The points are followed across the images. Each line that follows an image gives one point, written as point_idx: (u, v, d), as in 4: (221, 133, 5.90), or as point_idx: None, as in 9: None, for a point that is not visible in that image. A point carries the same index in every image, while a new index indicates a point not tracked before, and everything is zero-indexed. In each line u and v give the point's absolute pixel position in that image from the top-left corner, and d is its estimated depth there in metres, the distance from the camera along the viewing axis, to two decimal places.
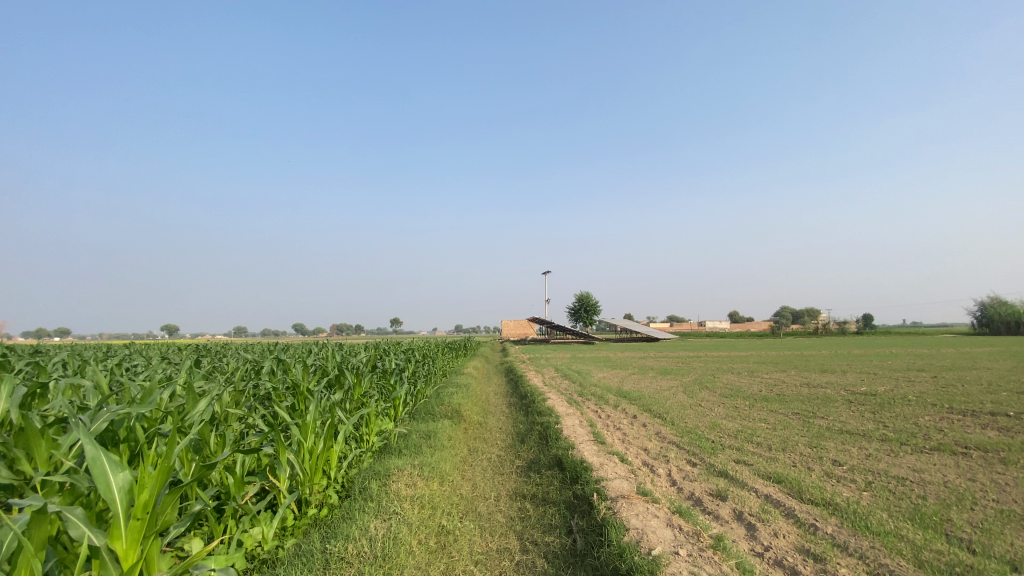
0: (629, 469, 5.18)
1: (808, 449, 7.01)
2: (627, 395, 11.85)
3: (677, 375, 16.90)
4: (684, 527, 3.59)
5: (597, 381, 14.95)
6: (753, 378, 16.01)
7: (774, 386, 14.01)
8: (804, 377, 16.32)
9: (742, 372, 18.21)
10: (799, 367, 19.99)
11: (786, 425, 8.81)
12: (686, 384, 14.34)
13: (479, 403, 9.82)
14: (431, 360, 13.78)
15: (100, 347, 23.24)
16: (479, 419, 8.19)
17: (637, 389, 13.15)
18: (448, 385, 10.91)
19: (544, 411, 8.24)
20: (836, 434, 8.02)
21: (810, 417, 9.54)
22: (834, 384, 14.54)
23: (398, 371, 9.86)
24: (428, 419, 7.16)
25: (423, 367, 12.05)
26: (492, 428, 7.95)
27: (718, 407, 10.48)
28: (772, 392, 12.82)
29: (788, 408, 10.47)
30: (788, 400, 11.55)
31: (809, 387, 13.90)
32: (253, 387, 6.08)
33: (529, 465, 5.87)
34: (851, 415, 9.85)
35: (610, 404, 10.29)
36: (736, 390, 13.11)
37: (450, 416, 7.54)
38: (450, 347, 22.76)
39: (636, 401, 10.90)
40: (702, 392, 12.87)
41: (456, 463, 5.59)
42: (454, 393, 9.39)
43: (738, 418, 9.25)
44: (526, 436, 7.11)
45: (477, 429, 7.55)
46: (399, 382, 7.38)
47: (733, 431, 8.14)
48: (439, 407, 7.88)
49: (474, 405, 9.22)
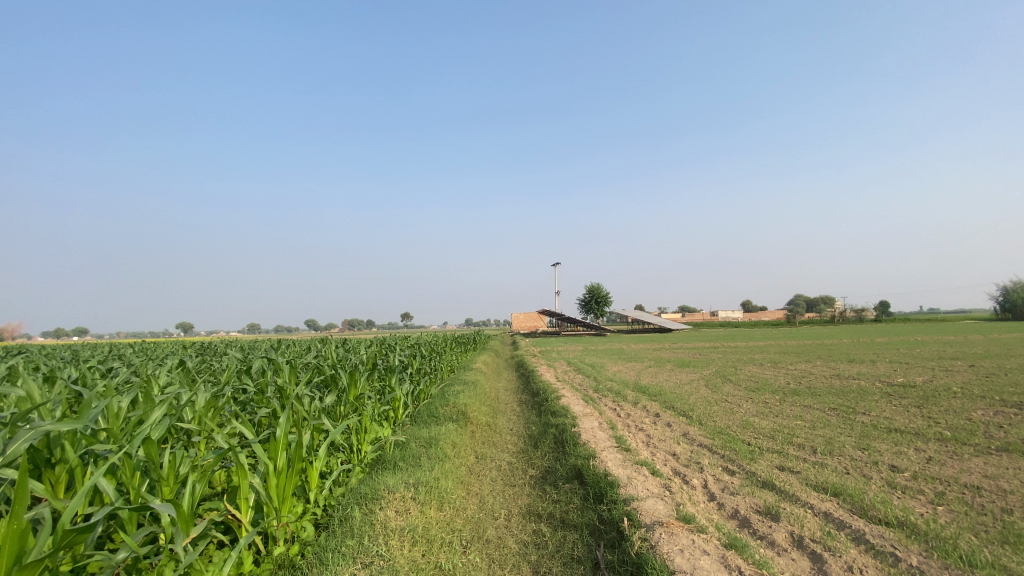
0: (662, 484, 4.44)
1: (858, 453, 6.22)
2: (646, 391, 11.08)
3: (697, 368, 16.05)
4: (743, 568, 2.85)
5: (613, 375, 14.19)
6: (778, 370, 15.12)
7: (803, 379, 13.11)
8: (833, 368, 15.37)
9: (764, 363, 17.31)
10: (824, 357, 18.99)
11: (826, 423, 7.99)
12: (708, 378, 13.51)
13: (488, 402, 9.13)
14: (437, 355, 13.11)
15: (105, 346, 22.99)
16: (487, 420, 7.50)
17: (656, 384, 12.39)
18: (455, 383, 10.25)
19: (559, 410, 7.51)
20: (885, 434, 7.19)
21: (849, 414, 8.71)
22: (867, 375, 13.65)
23: (400, 367, 9.19)
24: (431, 423, 6.47)
25: (428, 364, 11.39)
26: (502, 430, 7.27)
27: (746, 402, 9.69)
28: (802, 385, 11.98)
29: (823, 403, 9.63)
30: (822, 394, 10.69)
31: (841, 379, 13.03)
32: (233, 391, 5.45)
33: (543, 476, 5.17)
34: (895, 410, 8.98)
35: (630, 401, 9.53)
36: (763, 384, 12.26)
37: (455, 418, 6.86)
38: (459, 342, 22.16)
39: (657, 397, 10.13)
40: (726, 386, 12.07)
41: (460, 476, 4.90)
42: (461, 392, 8.72)
43: (772, 416, 8.43)
44: (540, 440, 6.39)
45: (486, 432, 6.87)
46: (398, 381, 6.72)
47: (768, 431, 7.38)
48: (443, 408, 7.20)
49: (482, 405, 8.55)
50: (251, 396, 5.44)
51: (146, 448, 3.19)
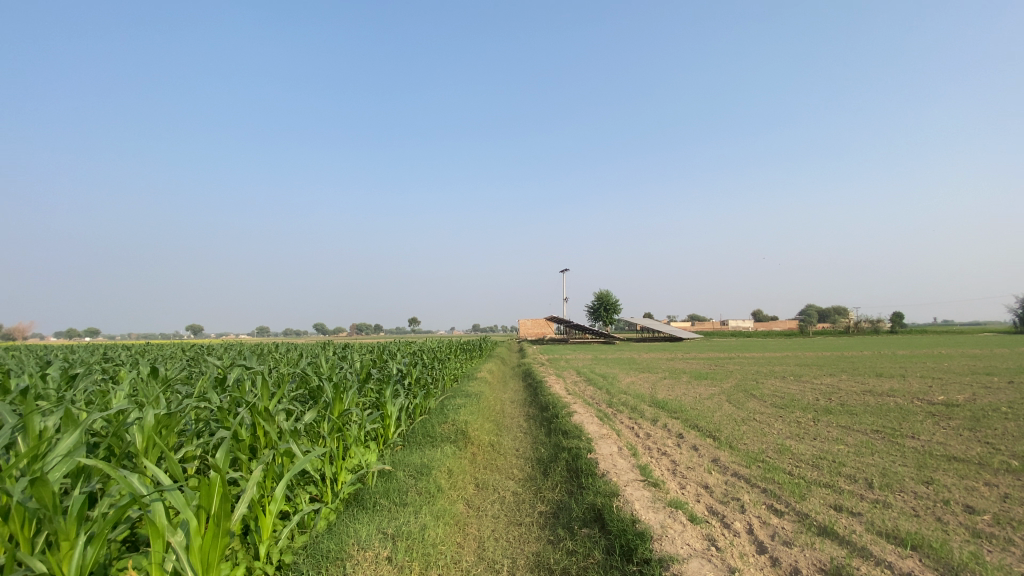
0: (704, 533, 3.61)
1: (921, 488, 5.34)
2: (664, 406, 10.19)
3: (715, 381, 15.10)
4: None
5: (626, 387, 13.29)
6: (802, 384, 14.14)
7: (833, 395, 12.15)
8: (862, 383, 14.37)
9: (786, 376, 16.34)
10: (850, 371, 17.92)
11: (873, 449, 7.06)
12: (729, 392, 12.57)
13: (491, 417, 8.31)
14: (439, 363, 12.32)
15: (102, 348, 22.50)
16: (490, 439, 6.69)
17: (674, 398, 11.49)
18: (457, 395, 9.43)
19: (572, 430, 6.65)
20: (945, 463, 6.28)
21: (895, 437, 7.79)
22: (902, 391, 12.63)
23: (396, 378, 8.39)
24: (425, 444, 5.67)
25: (428, 373, 10.60)
26: (507, 451, 6.45)
27: (777, 422, 8.79)
28: (833, 402, 11.04)
29: (862, 424, 8.69)
30: (858, 413, 9.74)
31: (874, 395, 12.06)
32: (194, 408, 4.69)
33: (555, 514, 4.35)
34: (946, 434, 8.04)
35: (648, 419, 8.66)
36: (790, 400, 11.32)
37: (454, 439, 6.02)
38: (464, 349, 21.31)
39: (677, 414, 9.25)
40: (750, 401, 11.15)
41: (455, 516, 4.08)
42: (462, 406, 7.90)
43: (810, 440, 7.51)
44: (551, 467, 5.54)
45: (488, 455, 6.06)
46: (391, 395, 5.92)
47: (809, 457, 6.50)
48: (440, 426, 6.37)
49: (485, 421, 7.73)
50: (215, 415, 4.65)
51: (35, 490, 2.38)
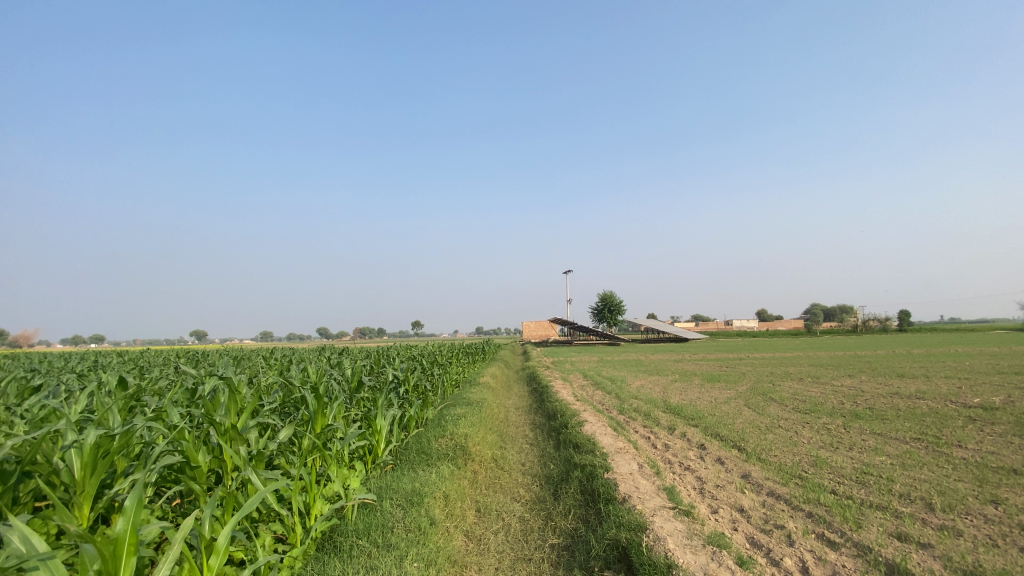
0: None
1: (989, 510, 4.66)
2: (680, 413, 9.50)
3: (730, 383, 14.35)
4: None
5: (637, 391, 12.63)
6: (822, 386, 13.40)
7: (857, 398, 11.42)
8: (885, 384, 13.62)
9: (802, 378, 15.58)
10: (870, 371, 17.14)
11: (919, 461, 6.38)
12: (746, 396, 11.86)
13: (494, 427, 7.64)
14: (439, 367, 11.66)
15: (93, 354, 21.95)
16: (493, 454, 6.00)
17: (689, 403, 10.81)
18: (457, 403, 8.76)
19: (584, 443, 5.95)
20: (1006, 478, 5.59)
21: (940, 446, 7.09)
22: (932, 393, 11.88)
23: (390, 385, 7.73)
24: (418, 463, 5.00)
25: (426, 379, 9.94)
26: (512, 467, 5.75)
27: (805, 429, 8.11)
28: (861, 406, 10.30)
29: (899, 432, 7.99)
30: (890, 419, 9.03)
31: (903, 398, 11.31)
32: (151, 427, 4.06)
33: (570, 549, 3.67)
34: (993, 441, 7.34)
35: (665, 428, 7.99)
36: (813, 404, 10.61)
37: (452, 455, 5.34)
38: (466, 352, 20.64)
39: (695, 422, 8.59)
40: (771, 406, 10.46)
41: (452, 558, 3.39)
42: (462, 416, 7.23)
43: (846, 451, 6.81)
44: (562, 489, 4.84)
45: (491, 473, 5.39)
46: (381, 406, 5.28)
47: (851, 472, 5.83)
48: (437, 440, 5.69)
49: (488, 432, 7.06)
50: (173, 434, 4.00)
51: None
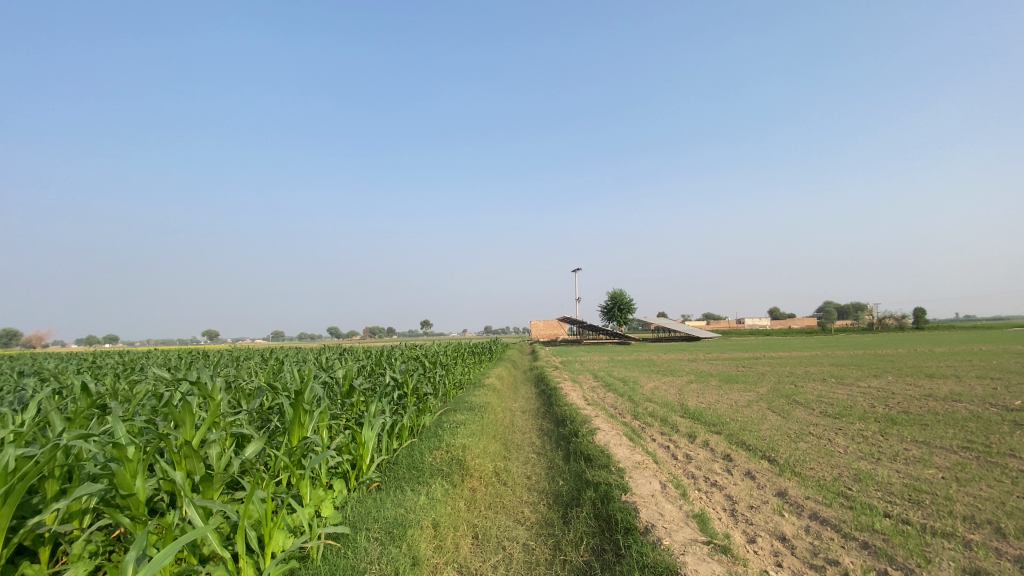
0: None
1: None
2: (700, 418, 8.80)
3: (749, 385, 13.57)
4: None
5: (650, 394, 11.93)
6: (848, 388, 12.59)
7: (889, 401, 10.63)
8: (916, 385, 12.78)
9: (826, 379, 14.74)
10: (896, 371, 16.29)
11: (974, 474, 5.66)
12: (769, 398, 11.11)
13: (497, 435, 7.00)
14: (442, 369, 11.04)
15: (93, 355, 21.56)
16: (496, 468, 5.37)
17: (708, 406, 10.10)
18: (459, 407, 8.14)
19: (597, 456, 5.28)
20: None
21: (993, 456, 6.36)
22: (969, 395, 11.07)
23: (386, 390, 7.13)
24: (407, 482, 4.38)
25: (427, 382, 9.31)
26: (517, 482, 5.11)
27: (839, 437, 7.39)
28: (895, 410, 9.54)
29: (944, 439, 7.23)
30: (931, 425, 8.26)
31: (939, 400, 10.51)
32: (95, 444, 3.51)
33: None
34: None
35: (684, 435, 7.31)
36: (842, 408, 9.85)
37: (447, 471, 4.71)
38: (473, 352, 20.04)
39: (717, 428, 7.90)
40: (797, 410, 9.71)
41: None
42: (462, 423, 6.60)
43: (890, 465, 6.09)
44: (572, 512, 4.19)
45: (492, 490, 4.75)
46: (367, 416, 4.71)
47: (900, 489, 5.13)
48: (431, 452, 5.07)
49: (490, 440, 6.42)
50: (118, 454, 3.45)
51: None
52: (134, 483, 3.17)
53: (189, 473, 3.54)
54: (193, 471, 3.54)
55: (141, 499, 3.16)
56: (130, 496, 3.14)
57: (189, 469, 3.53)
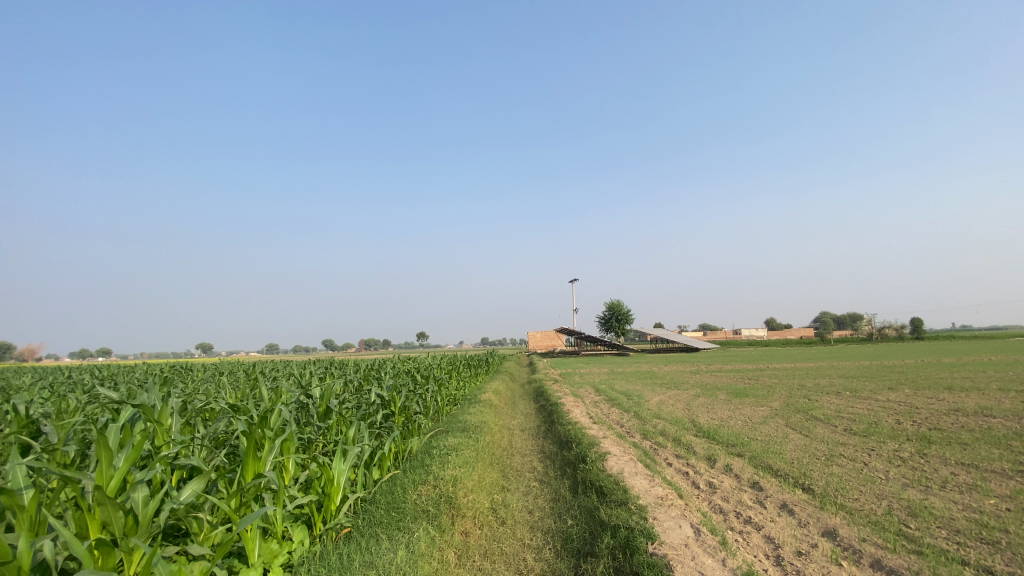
0: None
1: None
2: (715, 437, 8.05)
3: (761, 399, 12.82)
4: None
5: (657, 410, 11.14)
6: (867, 402, 11.84)
7: (915, 417, 9.88)
8: (938, 399, 12.05)
9: (840, 392, 14.00)
10: (911, 384, 15.58)
11: None
12: (784, 415, 10.35)
13: (495, 461, 6.21)
14: (435, 384, 10.24)
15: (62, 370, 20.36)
16: (493, 504, 4.58)
17: (722, 424, 9.33)
18: (451, 429, 7.30)
19: (611, 489, 4.53)
20: None
21: None
22: (998, 410, 10.36)
23: (369, 412, 6.31)
24: (384, 531, 3.59)
25: (417, 400, 8.51)
26: (518, 521, 4.31)
27: (874, 460, 6.64)
28: (924, 428, 8.81)
29: (990, 462, 6.51)
30: (970, 445, 7.53)
31: (969, 416, 9.79)
32: None
33: None
34: None
35: (703, 459, 6.54)
36: (868, 425, 9.10)
37: (433, 512, 3.92)
38: (468, 364, 19.20)
39: (738, 449, 7.14)
40: (818, 428, 8.96)
41: None
42: (455, 449, 5.79)
43: (941, 494, 5.36)
44: (585, 565, 3.43)
45: (488, 533, 3.95)
46: (339, 446, 3.94)
47: (967, 528, 4.39)
48: (416, 488, 4.28)
49: (486, 468, 5.64)
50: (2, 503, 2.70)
51: None
52: (14, 549, 2.42)
53: (104, 526, 2.84)
54: (108, 522, 2.82)
55: (21, 569, 2.43)
56: (7, 565, 2.40)
57: (103, 520, 2.82)
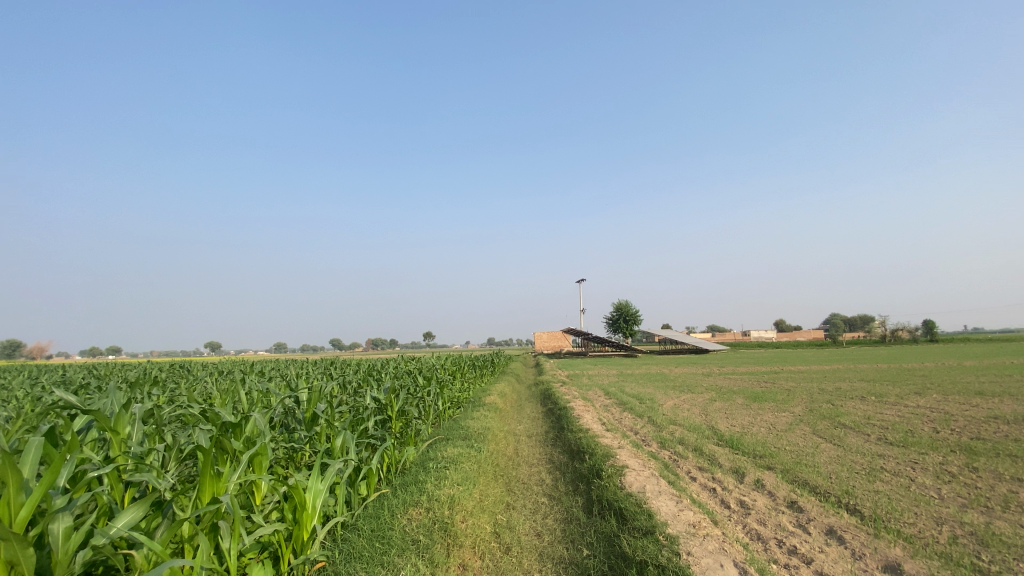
0: None
1: None
2: (739, 447, 7.39)
3: (781, 404, 12.12)
4: None
5: (673, 415, 10.46)
6: (897, 408, 11.12)
7: (953, 425, 9.15)
8: (972, 405, 11.29)
9: (865, 396, 13.26)
10: (939, 388, 14.79)
11: None
12: (810, 422, 9.66)
13: (499, 474, 5.59)
14: (437, 386, 9.64)
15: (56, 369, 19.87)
16: (496, 528, 3.97)
17: (744, 432, 8.66)
18: (452, 437, 6.69)
19: (633, 513, 3.91)
20: None
21: None
22: None
23: (360, 417, 5.73)
24: (364, 566, 3.00)
25: (415, 404, 7.92)
26: (525, 549, 3.71)
27: (922, 476, 5.96)
28: (967, 438, 8.09)
29: None
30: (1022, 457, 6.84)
31: (1012, 424, 9.05)
32: None
33: None
34: None
35: (730, 473, 5.90)
36: (904, 433, 8.39)
37: (424, 543, 3.33)
38: (473, 365, 18.57)
39: (767, 462, 6.48)
40: (850, 437, 8.27)
41: None
42: (454, 461, 5.18)
43: (1007, 516, 4.70)
44: None
45: (490, 567, 3.35)
46: (316, 463, 3.38)
47: None
48: (406, 512, 3.69)
49: (489, 484, 5.03)
50: None
51: None
52: None
53: (9, 567, 2.29)
54: (14, 563, 2.28)
55: None
56: None
57: (6, 560, 2.27)
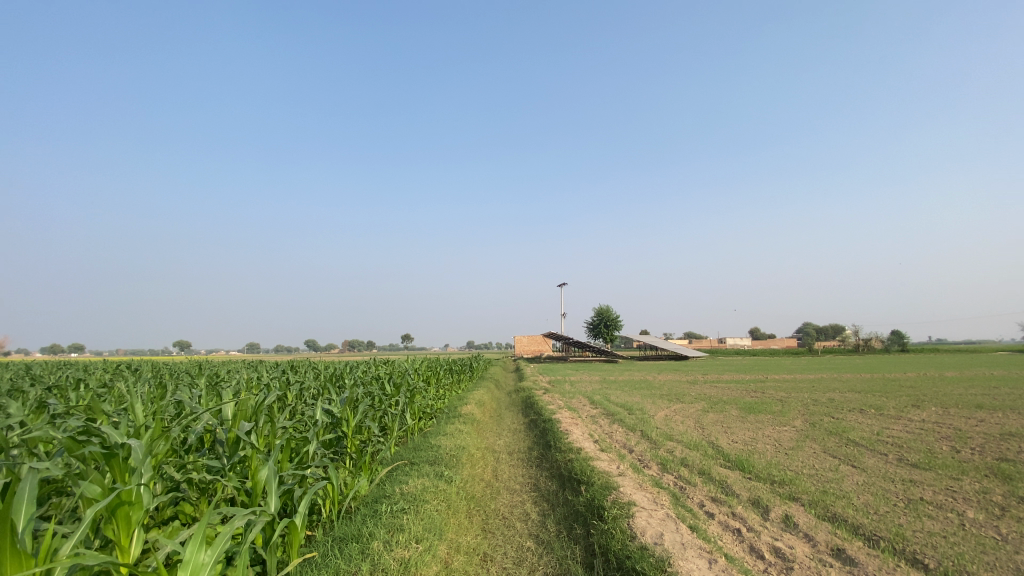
0: None
1: None
2: (751, 470, 6.45)
3: (779, 417, 11.29)
4: None
5: (668, 429, 9.50)
6: (902, 423, 10.38)
7: (971, 444, 8.37)
8: (979, 420, 10.62)
9: (863, 409, 12.55)
10: (936, 401, 14.17)
11: None
12: (816, 438, 8.81)
13: (472, 510, 4.52)
14: (407, 396, 8.52)
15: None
16: None
17: (750, 451, 7.73)
18: (418, 461, 5.58)
19: None
20: None
21: None
22: None
23: (301, 439, 4.59)
24: None
25: (379, 417, 6.78)
26: None
27: (971, 510, 5.08)
28: (993, 459, 7.31)
29: None
30: None
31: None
32: None
33: None
34: None
35: (752, 507, 4.91)
36: (924, 453, 7.59)
37: None
38: (451, 370, 17.36)
39: (788, 491, 5.53)
40: (868, 457, 7.42)
41: None
42: (417, 500, 4.08)
43: None
44: None
45: None
46: (200, 525, 2.28)
47: None
48: None
49: (460, 530, 3.94)
50: None
51: None
52: None
53: None
54: None
55: None
56: None
57: None
